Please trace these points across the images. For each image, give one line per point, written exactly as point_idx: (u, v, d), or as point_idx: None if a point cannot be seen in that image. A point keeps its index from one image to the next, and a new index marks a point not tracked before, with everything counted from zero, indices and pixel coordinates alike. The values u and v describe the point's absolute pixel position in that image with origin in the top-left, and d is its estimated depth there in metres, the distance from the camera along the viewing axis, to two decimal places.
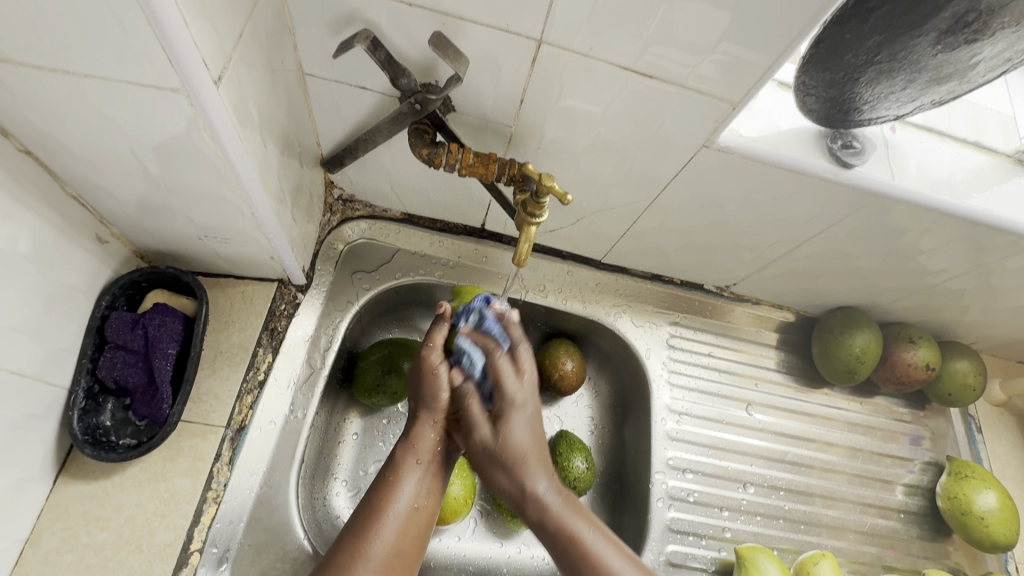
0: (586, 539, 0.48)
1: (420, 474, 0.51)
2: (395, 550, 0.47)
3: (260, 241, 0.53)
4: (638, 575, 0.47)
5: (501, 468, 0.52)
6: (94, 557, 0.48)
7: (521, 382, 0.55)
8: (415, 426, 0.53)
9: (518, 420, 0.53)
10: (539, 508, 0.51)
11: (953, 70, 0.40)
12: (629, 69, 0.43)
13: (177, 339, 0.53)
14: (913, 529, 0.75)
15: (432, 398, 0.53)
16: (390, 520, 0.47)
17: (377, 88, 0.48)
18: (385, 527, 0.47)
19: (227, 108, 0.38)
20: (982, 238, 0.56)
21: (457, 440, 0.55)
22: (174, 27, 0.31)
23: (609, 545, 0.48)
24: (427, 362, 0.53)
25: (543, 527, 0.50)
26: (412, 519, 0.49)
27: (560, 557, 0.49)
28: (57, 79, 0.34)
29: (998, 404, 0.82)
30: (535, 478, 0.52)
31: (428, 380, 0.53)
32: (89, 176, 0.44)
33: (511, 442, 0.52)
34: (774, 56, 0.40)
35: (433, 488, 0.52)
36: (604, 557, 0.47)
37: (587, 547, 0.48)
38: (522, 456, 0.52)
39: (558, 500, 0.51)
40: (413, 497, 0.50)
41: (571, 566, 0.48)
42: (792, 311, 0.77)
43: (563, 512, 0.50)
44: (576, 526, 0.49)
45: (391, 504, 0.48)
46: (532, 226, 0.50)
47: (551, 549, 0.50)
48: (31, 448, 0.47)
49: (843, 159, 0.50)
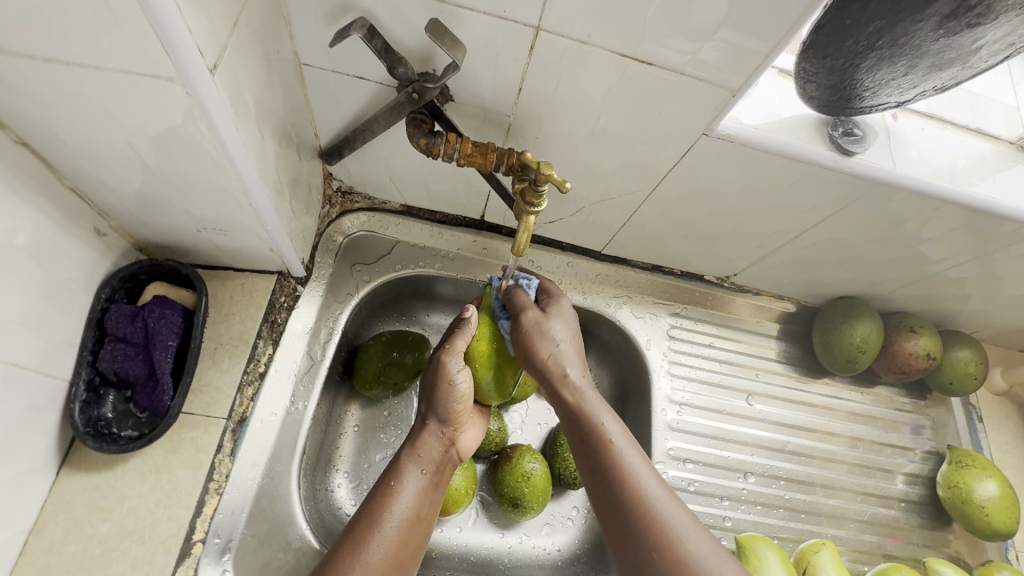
0: (606, 430, 0.48)
1: (422, 482, 0.52)
2: (394, 558, 0.47)
3: (259, 233, 0.52)
4: (653, 477, 0.46)
5: (526, 359, 0.51)
6: (98, 548, 0.49)
7: (552, 316, 0.52)
8: (422, 435, 0.54)
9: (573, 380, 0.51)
10: (568, 394, 0.51)
11: (954, 56, 0.40)
12: (627, 56, 0.43)
13: (177, 331, 0.53)
14: (913, 518, 0.75)
15: (444, 409, 0.53)
16: (390, 527, 0.48)
17: (375, 77, 0.47)
18: (384, 533, 0.47)
19: (223, 98, 0.37)
20: (984, 226, 0.55)
21: (459, 451, 0.56)
22: (167, 15, 0.31)
23: (630, 445, 0.48)
24: (444, 369, 0.52)
25: (572, 413, 0.50)
26: (411, 527, 0.49)
27: (582, 449, 0.49)
28: (52, 69, 0.34)
29: (998, 393, 0.82)
30: (569, 366, 0.51)
31: (441, 392, 0.53)
32: (86, 168, 0.44)
33: (540, 343, 0.50)
34: (773, 43, 0.40)
35: (433, 499, 0.52)
36: (623, 454, 0.47)
37: (608, 441, 0.48)
38: (551, 354, 0.50)
39: (589, 393, 0.51)
40: (415, 506, 0.50)
41: (591, 459, 0.48)
42: (794, 302, 0.77)
43: (590, 403, 0.50)
44: (600, 420, 0.49)
45: (392, 509, 0.49)
46: (531, 217, 0.49)
47: (575, 437, 0.50)
48: (33, 439, 0.47)
49: (843, 146, 0.50)
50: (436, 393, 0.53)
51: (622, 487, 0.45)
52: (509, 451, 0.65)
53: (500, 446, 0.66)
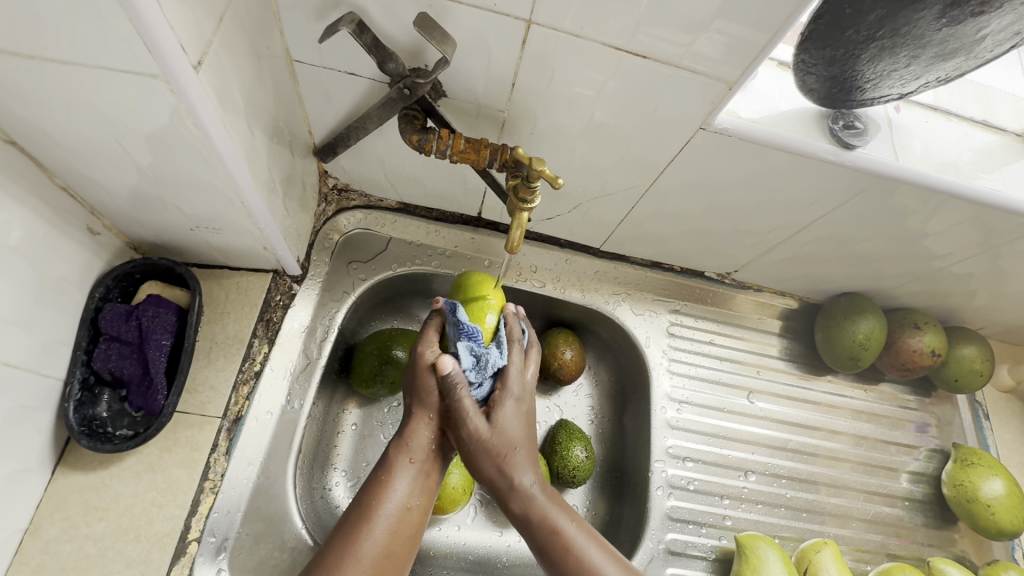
0: (566, 533, 0.48)
1: (414, 472, 0.50)
2: (386, 551, 0.46)
3: (252, 231, 0.52)
4: (615, 565, 0.47)
5: (483, 464, 0.50)
6: (94, 547, 0.49)
7: (506, 410, 0.51)
8: (411, 424, 0.52)
9: (520, 457, 0.50)
10: (522, 499, 0.49)
11: (958, 45, 0.39)
12: (621, 49, 0.42)
13: (171, 330, 0.53)
14: (917, 517, 0.74)
15: (428, 397, 0.52)
16: (382, 518, 0.46)
17: (367, 74, 0.47)
18: (375, 526, 0.46)
19: (209, 95, 0.37)
20: (989, 220, 0.54)
21: (455, 436, 0.54)
22: (148, 10, 0.30)
23: (588, 539, 0.48)
24: (421, 361, 0.52)
25: (527, 517, 0.49)
26: (404, 519, 0.48)
27: (543, 555, 0.48)
28: (36, 66, 0.34)
29: (1005, 389, 0.81)
30: (521, 471, 0.50)
31: (424, 379, 0.52)
32: (77, 166, 0.44)
33: (498, 435, 0.50)
34: (770, 34, 0.39)
35: (425, 489, 0.50)
36: (585, 551, 0.47)
37: (569, 542, 0.47)
38: (510, 447, 0.50)
39: (541, 493, 0.50)
40: (406, 498, 0.48)
41: (551, 560, 0.47)
42: (795, 298, 0.76)
43: (547, 506, 0.49)
44: (557, 522, 0.48)
45: (383, 501, 0.47)
46: (525, 212, 0.48)
47: (531, 541, 0.49)
48: (28, 438, 0.47)
49: (844, 139, 0.49)
50: (419, 384, 0.52)
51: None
52: None
53: None
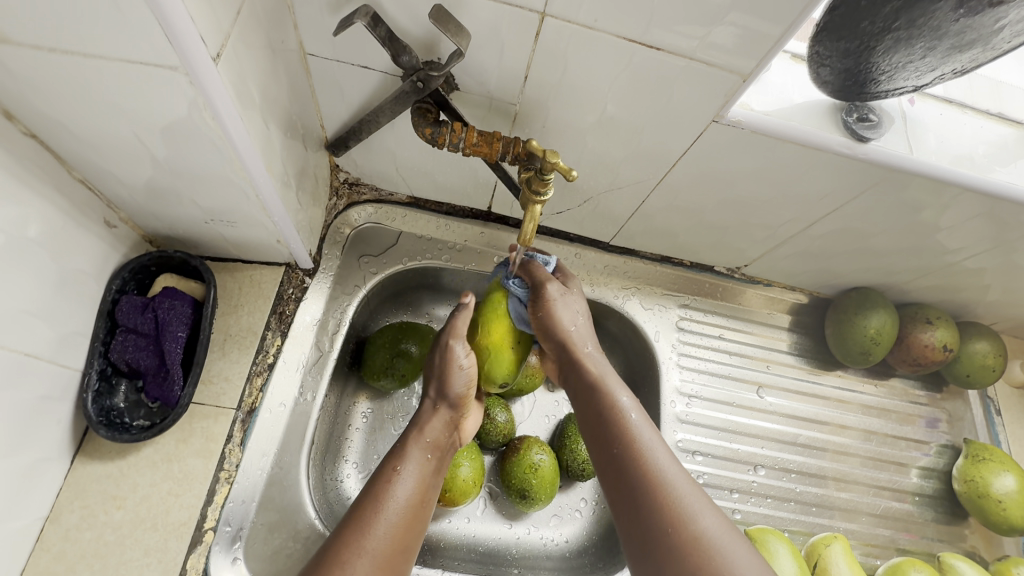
0: (620, 404, 0.49)
1: (425, 466, 0.51)
2: (399, 542, 0.45)
3: (266, 224, 0.53)
4: (665, 454, 0.45)
5: (548, 330, 0.54)
6: (112, 535, 0.50)
7: (570, 296, 0.55)
8: (429, 418, 0.54)
9: (584, 341, 0.54)
10: (586, 370, 0.52)
11: (975, 36, 0.38)
12: (634, 41, 0.42)
13: (187, 322, 0.54)
14: (927, 512, 0.74)
15: (452, 392, 0.54)
16: (395, 508, 0.46)
17: (381, 67, 0.47)
18: (389, 516, 0.45)
19: (227, 87, 0.37)
20: (1004, 213, 0.54)
21: (460, 436, 0.56)
22: (169, 3, 0.30)
23: (646, 422, 0.47)
24: (452, 353, 0.55)
25: (588, 386, 0.51)
26: (416, 510, 0.48)
27: (595, 433, 0.49)
28: (56, 58, 0.34)
29: (1017, 385, 0.81)
30: (585, 342, 0.54)
31: (449, 372, 0.54)
32: (95, 159, 0.44)
33: (564, 313, 0.53)
34: (786, 25, 0.39)
35: (433, 484, 0.51)
36: (636, 429, 0.46)
37: (620, 411, 0.48)
38: (571, 331, 0.53)
39: (607, 371, 0.52)
40: (419, 491, 0.49)
41: (603, 438, 0.48)
42: (806, 293, 0.76)
43: (605, 380, 0.51)
44: (616, 397, 0.49)
45: (396, 490, 0.47)
46: (537, 206, 0.49)
47: (588, 412, 0.50)
48: (48, 428, 0.48)
49: (858, 132, 0.49)
50: (443, 372, 0.54)
51: (641, 465, 0.44)
52: (515, 443, 0.65)
53: (508, 437, 0.66)
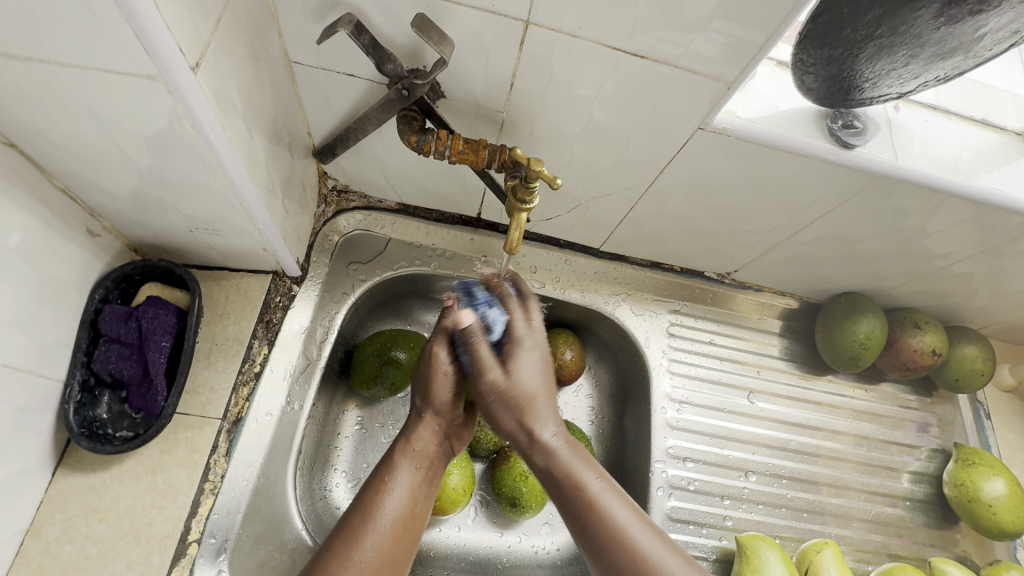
0: (589, 488, 0.44)
1: (416, 476, 0.50)
2: (388, 557, 0.45)
3: (252, 232, 0.52)
4: (643, 526, 0.43)
5: (501, 408, 0.48)
6: (94, 548, 0.49)
7: (533, 342, 0.49)
8: (417, 427, 0.53)
9: (540, 410, 0.47)
10: (541, 459, 0.46)
11: (956, 44, 0.38)
12: (618, 49, 0.42)
13: (171, 332, 0.53)
14: (918, 517, 0.74)
15: (438, 400, 0.53)
16: (384, 523, 0.46)
17: (366, 75, 0.47)
18: (378, 531, 0.45)
19: (207, 95, 0.37)
20: (990, 218, 0.54)
21: (451, 446, 0.55)
22: (146, 14, 0.30)
23: (613, 494, 0.44)
24: (437, 359, 0.53)
25: (548, 471, 0.46)
26: (405, 525, 0.47)
27: (562, 505, 0.45)
28: (33, 68, 0.34)
29: (1006, 389, 0.81)
30: (542, 423, 0.47)
31: (437, 379, 0.53)
32: (76, 168, 0.44)
33: (516, 386, 0.47)
34: (769, 33, 0.39)
35: (426, 494, 0.50)
36: (609, 509, 0.43)
37: (591, 497, 0.43)
38: (528, 399, 0.47)
39: (567, 450, 0.46)
40: (409, 503, 0.48)
41: (575, 520, 0.44)
42: (796, 298, 0.76)
43: (570, 460, 0.45)
44: (580, 474, 0.45)
45: (384, 505, 0.46)
46: (523, 213, 0.49)
47: (552, 493, 0.46)
48: (28, 440, 0.47)
49: (843, 139, 0.49)
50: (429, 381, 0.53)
51: (616, 544, 0.42)
52: (506, 451, 0.64)
53: (499, 445, 0.66)
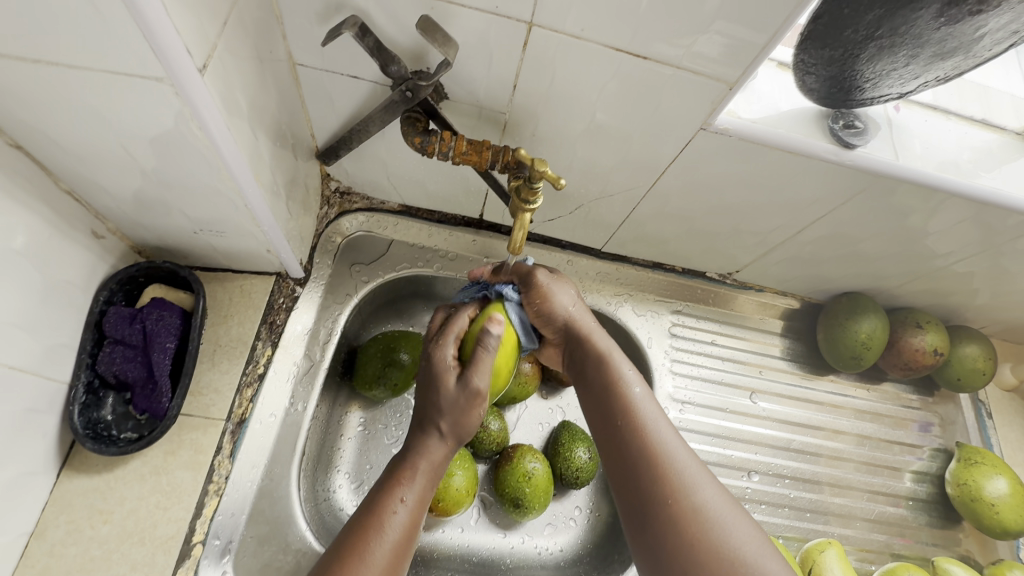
0: (628, 393, 0.47)
1: (432, 479, 0.45)
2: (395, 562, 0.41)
3: (255, 233, 0.52)
4: (676, 439, 0.44)
5: (543, 320, 0.53)
6: (98, 550, 0.49)
7: (563, 287, 0.53)
8: (431, 432, 0.46)
9: (588, 328, 0.52)
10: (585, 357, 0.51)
11: (957, 44, 0.39)
12: (621, 51, 0.42)
13: (176, 333, 0.54)
14: (921, 517, 0.74)
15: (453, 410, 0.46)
16: (397, 531, 0.41)
17: (370, 77, 0.47)
18: (390, 540, 0.41)
19: (213, 98, 0.37)
20: (991, 218, 0.54)
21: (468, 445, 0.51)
22: (155, 16, 0.31)
23: (653, 406, 0.46)
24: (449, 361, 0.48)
25: (591, 371, 0.50)
26: (415, 530, 0.43)
27: (600, 409, 0.48)
28: (41, 70, 0.34)
29: (1007, 388, 0.81)
30: (590, 336, 0.51)
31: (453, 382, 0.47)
32: (81, 170, 0.44)
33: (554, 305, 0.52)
34: (770, 33, 0.39)
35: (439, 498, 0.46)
36: (643, 413, 0.46)
37: (629, 399, 0.46)
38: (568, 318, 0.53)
39: (613, 360, 0.49)
40: (420, 515, 0.44)
41: (608, 415, 0.47)
42: (797, 298, 0.76)
43: (613, 368, 0.49)
44: (622, 380, 0.48)
45: (396, 507, 0.42)
46: (527, 213, 0.49)
47: (593, 398, 0.49)
48: (33, 442, 0.47)
49: (844, 139, 0.49)
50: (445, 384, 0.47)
51: (640, 443, 0.44)
52: (509, 452, 0.64)
53: (501, 445, 0.66)
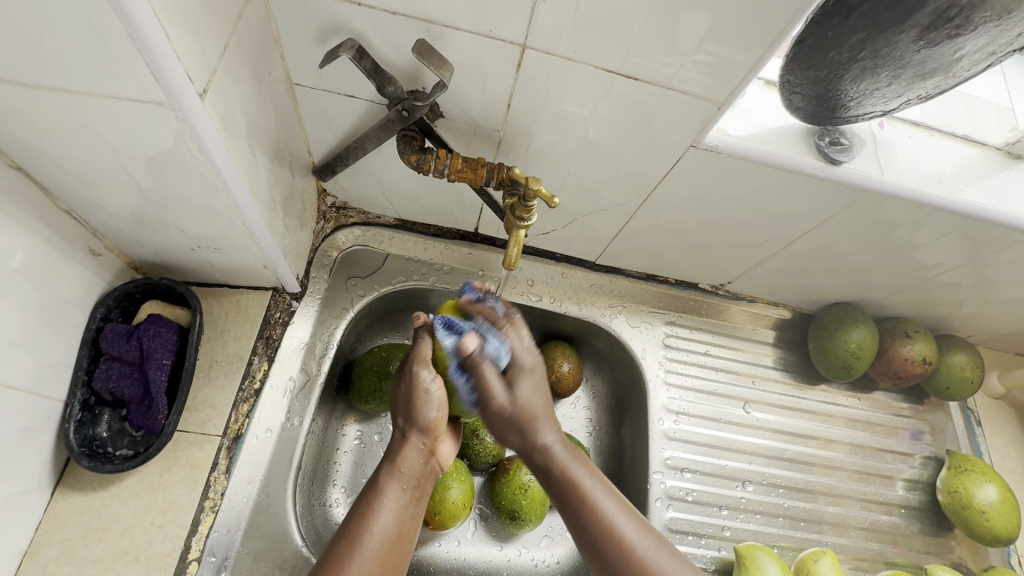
0: (585, 486, 0.48)
1: (403, 497, 0.49)
2: None
3: (252, 250, 0.53)
4: (630, 521, 0.47)
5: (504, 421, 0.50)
6: (92, 568, 0.49)
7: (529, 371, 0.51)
8: (402, 448, 0.51)
9: (541, 418, 0.50)
10: (540, 455, 0.50)
11: (936, 66, 0.40)
12: (613, 71, 0.43)
13: (172, 349, 0.53)
14: (913, 524, 0.75)
15: (421, 419, 0.52)
16: (372, 545, 0.45)
17: (367, 96, 0.48)
18: (366, 554, 0.44)
19: (212, 120, 0.38)
20: (975, 231, 0.56)
21: (439, 460, 0.54)
22: (157, 44, 0.31)
23: (604, 492, 0.48)
24: (420, 380, 0.51)
25: (546, 471, 0.50)
26: (392, 546, 0.46)
27: (560, 502, 0.49)
28: (43, 95, 0.35)
29: (996, 396, 0.82)
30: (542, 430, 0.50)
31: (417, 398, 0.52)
32: (79, 189, 0.45)
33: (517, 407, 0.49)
34: (757, 55, 0.40)
35: (414, 513, 0.50)
36: (602, 504, 0.47)
37: (586, 494, 0.48)
38: (531, 414, 0.50)
39: (562, 449, 0.50)
40: (396, 524, 0.47)
41: (571, 516, 0.48)
42: (788, 308, 0.77)
43: (568, 462, 0.49)
44: (577, 475, 0.49)
45: (372, 527, 0.46)
46: (521, 230, 0.50)
47: (551, 492, 0.50)
48: (27, 460, 0.47)
49: (831, 155, 0.50)
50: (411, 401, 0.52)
51: (608, 539, 0.46)
52: (505, 464, 0.64)
53: (497, 458, 0.66)
